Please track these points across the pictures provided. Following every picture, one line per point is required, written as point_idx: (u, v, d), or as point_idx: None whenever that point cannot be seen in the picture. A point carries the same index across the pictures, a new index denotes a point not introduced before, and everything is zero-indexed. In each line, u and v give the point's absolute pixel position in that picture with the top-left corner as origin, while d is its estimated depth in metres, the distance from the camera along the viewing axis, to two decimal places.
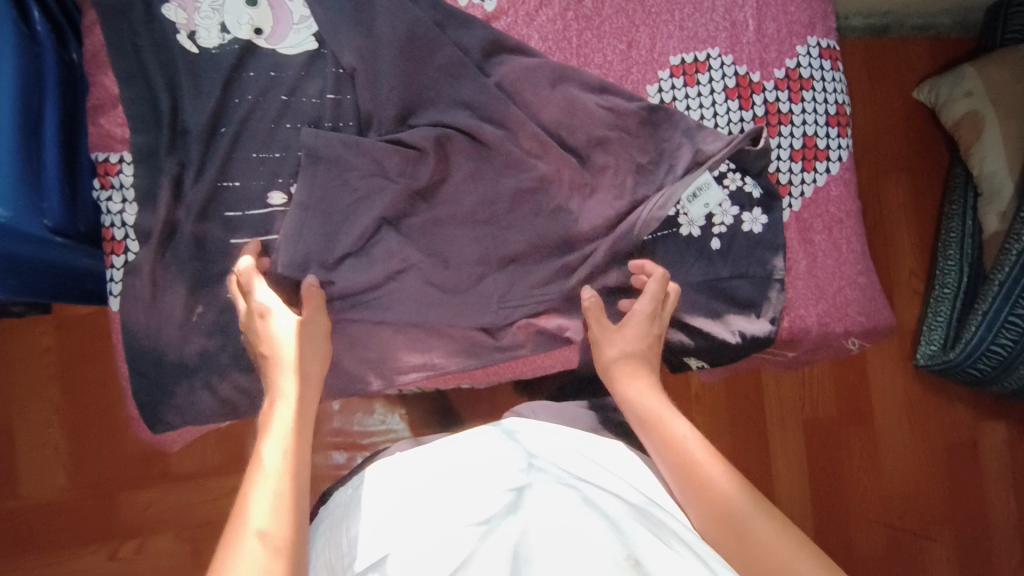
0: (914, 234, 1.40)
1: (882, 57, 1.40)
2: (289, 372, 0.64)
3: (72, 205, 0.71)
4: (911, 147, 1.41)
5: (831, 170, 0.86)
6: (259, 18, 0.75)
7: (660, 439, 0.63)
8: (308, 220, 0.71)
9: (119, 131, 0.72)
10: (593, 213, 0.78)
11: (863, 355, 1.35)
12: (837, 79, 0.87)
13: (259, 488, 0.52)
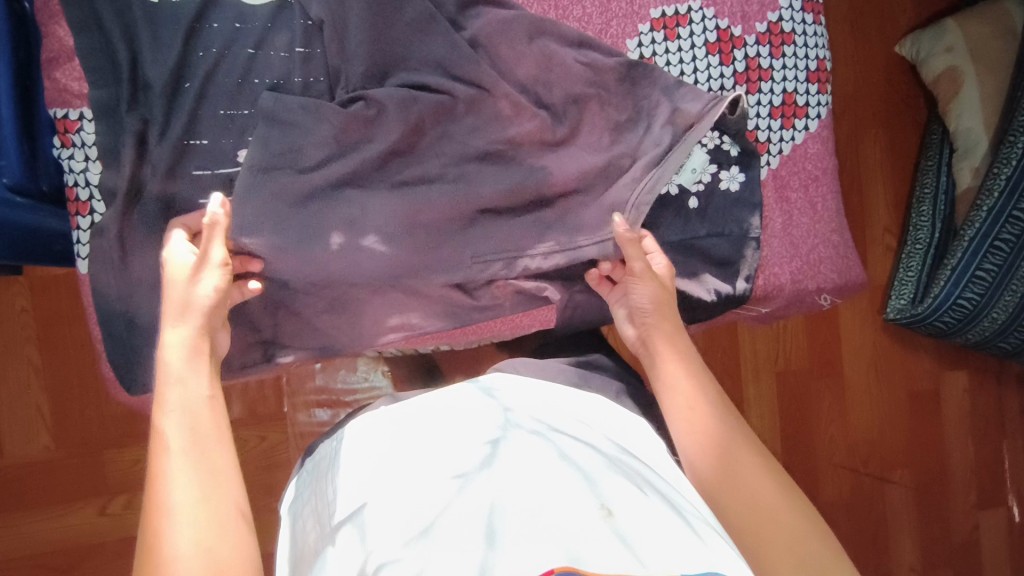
0: (889, 191, 1.42)
1: (866, 9, 1.38)
2: (180, 317, 0.61)
3: (34, 163, 0.69)
4: (890, 103, 1.41)
5: (809, 128, 0.86)
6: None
7: (667, 387, 0.70)
8: (255, 181, 0.68)
9: (76, 85, 0.69)
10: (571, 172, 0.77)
11: (835, 309, 1.38)
12: (817, 34, 0.86)
13: (171, 460, 0.53)
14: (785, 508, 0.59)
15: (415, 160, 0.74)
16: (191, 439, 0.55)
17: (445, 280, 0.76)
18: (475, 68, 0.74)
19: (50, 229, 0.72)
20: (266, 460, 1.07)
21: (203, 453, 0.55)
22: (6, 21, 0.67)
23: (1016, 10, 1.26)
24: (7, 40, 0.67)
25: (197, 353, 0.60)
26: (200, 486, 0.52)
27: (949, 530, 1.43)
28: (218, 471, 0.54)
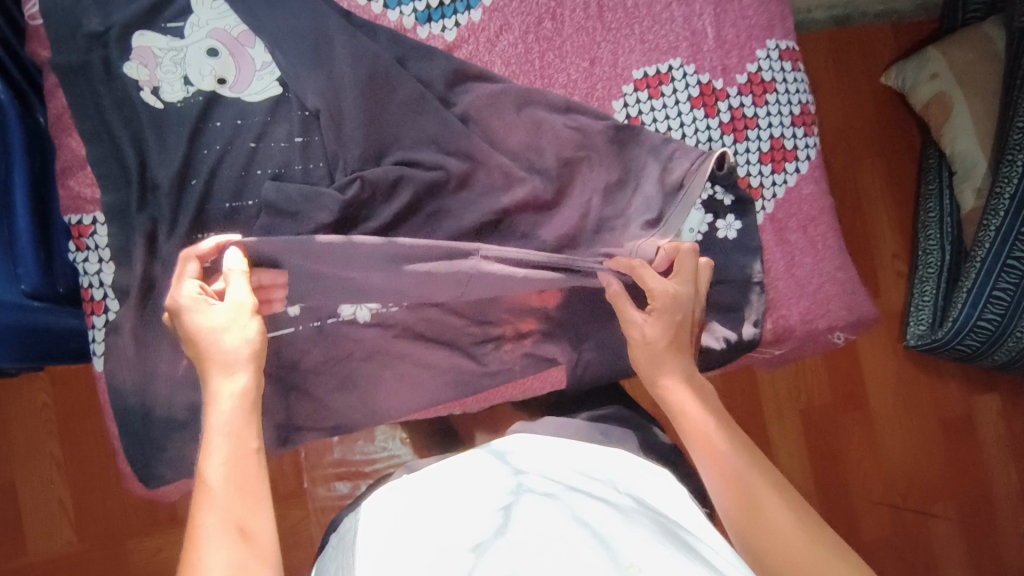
0: (892, 219, 1.42)
1: (848, 45, 1.42)
2: (231, 369, 0.58)
3: (50, 268, 0.72)
4: (882, 132, 1.43)
5: (801, 170, 0.87)
6: (222, 68, 0.76)
7: (688, 426, 0.67)
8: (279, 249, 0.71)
9: (89, 191, 0.72)
10: (568, 234, 0.78)
11: (854, 344, 1.36)
12: (798, 79, 0.89)
13: (209, 518, 0.50)
14: (830, 543, 0.55)
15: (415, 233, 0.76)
16: (233, 498, 0.52)
17: (452, 348, 0.78)
18: (466, 141, 0.77)
19: (66, 328, 0.75)
20: (289, 540, 1.05)
21: (245, 514, 0.51)
22: (20, 138, 0.73)
23: (997, 34, 1.28)
24: (23, 159, 0.72)
25: (244, 405, 0.57)
26: (240, 553, 0.49)
27: (1003, 564, 1.35)
28: (257, 539, 0.50)
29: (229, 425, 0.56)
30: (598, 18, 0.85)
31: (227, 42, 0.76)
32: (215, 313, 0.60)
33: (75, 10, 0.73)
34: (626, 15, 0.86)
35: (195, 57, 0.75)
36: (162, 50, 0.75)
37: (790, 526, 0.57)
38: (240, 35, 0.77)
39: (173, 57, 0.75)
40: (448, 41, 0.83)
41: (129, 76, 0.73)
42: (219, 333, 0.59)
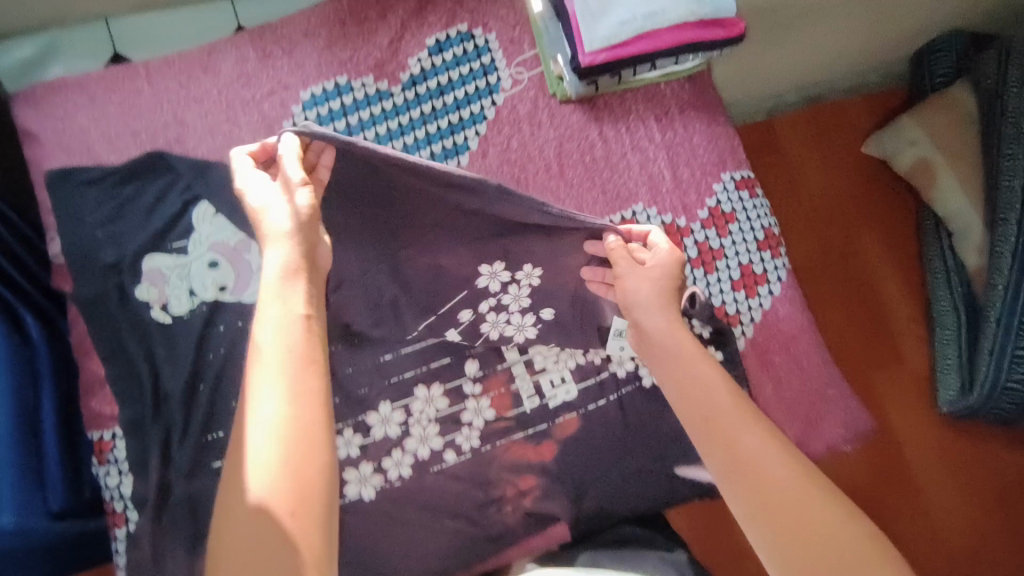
0: (902, 286, 1.43)
1: (825, 123, 1.49)
2: (284, 241, 0.57)
3: (77, 483, 0.79)
4: (874, 198, 1.47)
5: (774, 291, 0.90)
6: (222, 276, 0.83)
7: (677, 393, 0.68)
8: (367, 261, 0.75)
9: (108, 409, 0.79)
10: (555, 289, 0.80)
11: (886, 417, 1.34)
12: (758, 205, 0.93)
13: (262, 380, 0.51)
14: (810, 484, 0.60)
15: (410, 404, 0.82)
16: (286, 354, 0.53)
17: (456, 517, 0.80)
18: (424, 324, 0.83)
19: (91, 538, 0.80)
20: None
21: (294, 367, 0.52)
22: (49, 367, 0.81)
23: (967, 98, 1.31)
24: (51, 385, 0.80)
25: (294, 275, 0.56)
26: (294, 411, 0.51)
27: None
28: (311, 409, 0.52)
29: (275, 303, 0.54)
30: (560, 176, 0.92)
31: (226, 252, 0.84)
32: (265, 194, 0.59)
33: (92, 247, 0.82)
34: (585, 170, 0.92)
35: (198, 271, 0.83)
36: (168, 268, 0.83)
37: (768, 454, 0.61)
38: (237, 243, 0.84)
39: (179, 273, 0.82)
40: None
41: (141, 295, 0.81)
42: (269, 208, 0.58)
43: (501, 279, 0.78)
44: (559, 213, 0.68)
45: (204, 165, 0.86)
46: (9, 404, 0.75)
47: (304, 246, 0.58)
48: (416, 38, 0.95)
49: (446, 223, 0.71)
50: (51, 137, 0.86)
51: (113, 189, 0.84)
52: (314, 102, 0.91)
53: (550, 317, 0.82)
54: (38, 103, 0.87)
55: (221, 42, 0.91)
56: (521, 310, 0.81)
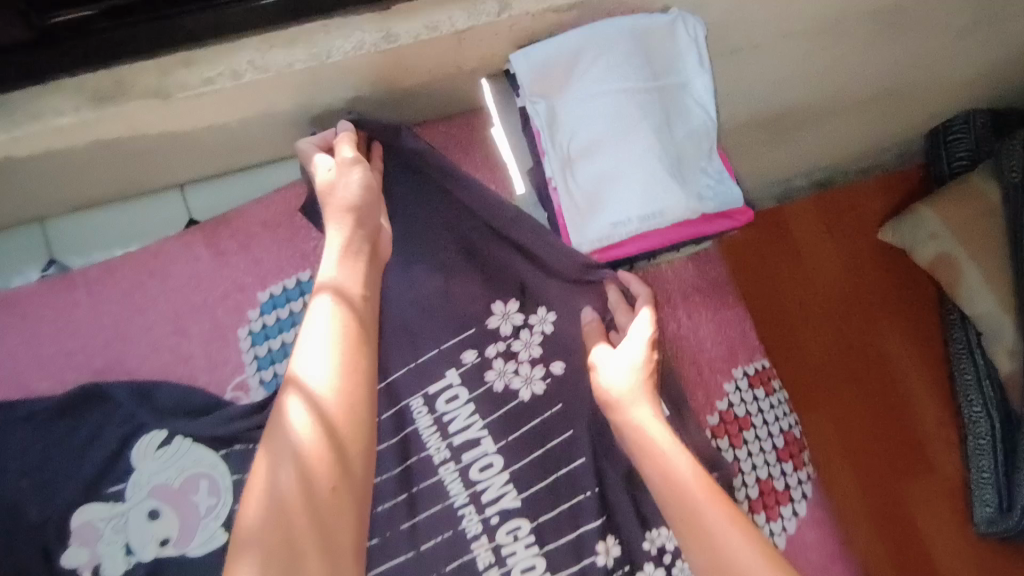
0: (933, 392, 1.22)
1: (834, 205, 1.26)
2: (349, 247, 0.61)
3: None
4: (892, 287, 1.26)
5: (798, 509, 0.80)
6: (164, 527, 0.73)
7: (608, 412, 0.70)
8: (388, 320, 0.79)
9: None
10: (567, 337, 0.78)
11: (920, 533, 1.17)
12: (775, 403, 0.83)
13: (312, 368, 0.53)
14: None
15: (409, 405, 0.78)
16: (332, 387, 0.52)
17: None
18: (415, 436, 0.78)
19: None
20: None
21: (345, 376, 0.53)
22: None
23: (990, 186, 1.09)
24: None
25: (352, 275, 0.59)
26: (317, 456, 0.50)
27: None
28: (335, 464, 0.51)
29: (337, 339, 0.55)
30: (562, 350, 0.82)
31: (169, 496, 0.74)
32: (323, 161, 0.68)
33: (19, 498, 0.73)
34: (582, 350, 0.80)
35: (136, 521, 0.73)
36: (103, 520, 0.73)
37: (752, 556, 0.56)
38: (182, 484, 0.74)
39: (114, 525, 0.73)
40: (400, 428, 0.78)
41: (72, 554, 0.72)
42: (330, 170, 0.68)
43: (513, 322, 0.79)
44: (580, 257, 0.75)
45: (149, 390, 0.77)
46: None
47: (362, 231, 0.63)
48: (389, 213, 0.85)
49: (478, 261, 0.79)
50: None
51: (44, 425, 0.75)
52: (273, 304, 0.82)
53: (559, 372, 0.78)
54: None
55: (169, 240, 0.82)
56: (530, 361, 0.78)
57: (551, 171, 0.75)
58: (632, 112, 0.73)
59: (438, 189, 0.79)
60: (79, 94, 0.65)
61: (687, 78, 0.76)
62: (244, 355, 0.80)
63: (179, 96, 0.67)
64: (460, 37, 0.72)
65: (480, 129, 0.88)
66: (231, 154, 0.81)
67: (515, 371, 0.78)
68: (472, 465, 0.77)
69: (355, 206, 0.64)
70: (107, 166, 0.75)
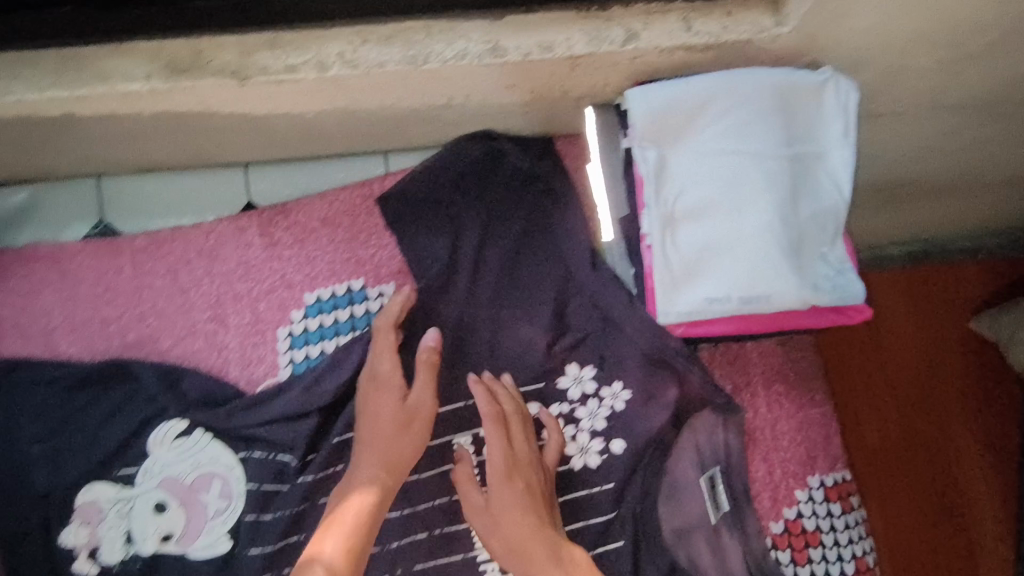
0: (999, 512, 1.02)
1: (924, 281, 1.07)
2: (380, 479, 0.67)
3: None
4: (976, 380, 1.05)
5: None
6: (169, 522, 0.70)
7: (499, 508, 0.67)
8: (465, 357, 0.75)
9: None
10: (636, 419, 0.72)
11: None
12: (853, 524, 0.72)
13: None
14: None
15: (456, 441, 0.73)
16: None
17: None
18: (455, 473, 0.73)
19: None
20: None
21: None
22: None
23: None
24: None
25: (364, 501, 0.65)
26: None
27: None
28: None
29: None
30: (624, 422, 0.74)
31: (177, 491, 0.70)
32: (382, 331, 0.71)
33: (29, 467, 0.70)
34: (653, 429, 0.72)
35: (140, 512, 0.70)
36: (109, 501, 0.70)
37: None
38: (193, 480, 0.71)
39: (118, 510, 0.70)
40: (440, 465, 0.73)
41: (75, 530, 0.69)
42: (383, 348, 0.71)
43: (583, 388, 0.74)
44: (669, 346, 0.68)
45: (177, 376, 0.73)
46: None
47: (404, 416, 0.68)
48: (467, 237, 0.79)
49: (566, 315, 0.75)
50: (9, 318, 0.73)
51: (65, 395, 0.71)
52: (319, 309, 0.75)
53: (619, 452, 0.72)
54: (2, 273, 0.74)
55: (223, 221, 0.76)
56: (593, 431, 0.73)
57: (649, 228, 0.66)
58: (754, 178, 0.63)
59: (552, 241, 0.77)
60: (153, 61, 0.59)
61: (824, 148, 0.66)
62: (279, 357, 0.74)
63: (257, 79, 0.61)
64: (574, 62, 0.65)
65: (571, 161, 0.81)
66: (303, 143, 0.75)
67: (573, 437, 0.73)
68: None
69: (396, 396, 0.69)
70: (173, 136, 0.70)
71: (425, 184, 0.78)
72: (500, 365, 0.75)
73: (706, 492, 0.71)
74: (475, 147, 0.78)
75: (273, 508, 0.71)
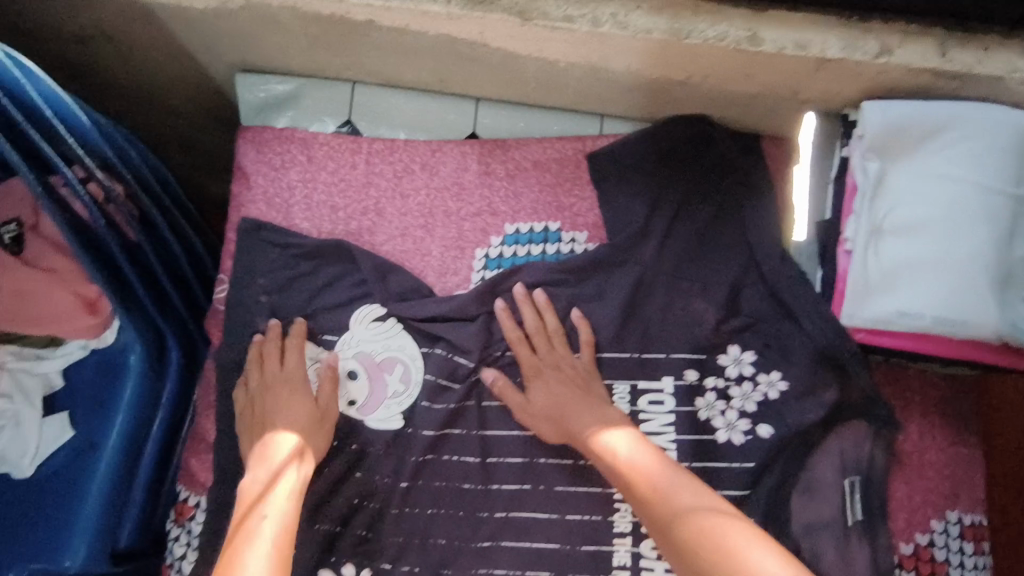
0: None
1: None
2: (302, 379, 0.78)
3: (148, 520, 0.78)
4: None
5: None
6: (356, 390, 0.80)
7: (582, 424, 0.74)
8: (638, 317, 0.81)
9: (203, 476, 0.79)
10: (789, 409, 0.76)
11: None
12: (982, 566, 0.75)
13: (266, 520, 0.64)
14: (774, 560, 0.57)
15: (612, 387, 0.80)
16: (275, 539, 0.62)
17: None
18: None
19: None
20: None
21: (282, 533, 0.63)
22: (169, 403, 0.79)
23: None
24: (167, 415, 0.79)
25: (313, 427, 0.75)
26: None
27: None
28: None
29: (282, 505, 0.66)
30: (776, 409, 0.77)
31: (368, 365, 0.80)
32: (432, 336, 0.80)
33: (251, 317, 0.82)
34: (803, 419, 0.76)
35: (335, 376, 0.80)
36: (310, 358, 0.80)
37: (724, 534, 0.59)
38: (383, 360, 0.80)
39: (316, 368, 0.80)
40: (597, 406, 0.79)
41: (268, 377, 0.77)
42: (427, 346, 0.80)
43: (741, 370, 0.79)
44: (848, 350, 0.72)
45: (387, 269, 0.82)
46: (123, 432, 0.74)
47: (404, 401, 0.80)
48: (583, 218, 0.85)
49: (740, 299, 0.80)
50: (259, 187, 0.86)
51: (292, 261, 0.83)
52: (517, 239, 0.83)
53: (765, 436, 0.77)
54: (262, 147, 0.86)
55: (449, 143, 0.85)
56: (742, 411, 0.78)
57: (852, 235, 0.71)
58: (975, 210, 0.65)
59: (742, 228, 0.81)
60: None
61: None
62: (473, 274, 0.83)
63: (537, 23, 0.68)
64: (823, 64, 0.69)
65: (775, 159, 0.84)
66: (537, 90, 0.82)
67: (723, 412, 0.78)
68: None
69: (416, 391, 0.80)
70: (436, 59, 0.78)
71: (638, 151, 0.83)
72: (667, 330, 0.81)
73: (844, 496, 0.75)
74: (688, 124, 0.82)
75: (443, 401, 0.79)
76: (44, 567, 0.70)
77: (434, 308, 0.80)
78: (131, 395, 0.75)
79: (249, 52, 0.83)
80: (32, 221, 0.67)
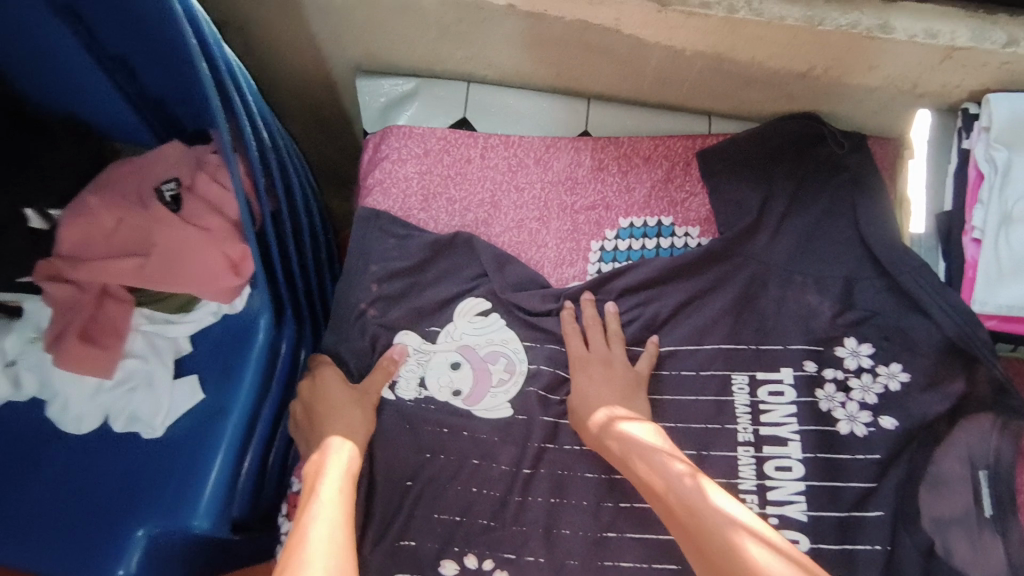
0: None
1: None
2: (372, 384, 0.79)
3: (258, 491, 0.76)
4: None
5: None
6: (459, 380, 0.80)
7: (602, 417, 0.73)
8: (755, 307, 0.81)
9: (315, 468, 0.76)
10: (912, 400, 0.76)
11: None
12: None
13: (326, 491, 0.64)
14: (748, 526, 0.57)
15: (731, 378, 0.80)
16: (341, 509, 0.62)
17: None
18: (728, 407, 0.79)
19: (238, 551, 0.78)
20: None
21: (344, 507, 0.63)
22: (287, 369, 0.79)
23: None
24: (283, 381, 0.78)
25: None
26: (337, 545, 0.57)
27: None
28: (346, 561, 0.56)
29: (338, 482, 0.66)
30: (899, 401, 0.76)
31: (472, 358, 0.81)
32: (499, 334, 0.82)
33: (364, 304, 0.82)
34: (931, 410, 0.75)
35: (437, 364, 0.81)
36: (413, 349, 0.81)
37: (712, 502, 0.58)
38: (485, 353, 0.81)
39: (420, 357, 0.81)
40: (719, 395, 0.79)
41: (376, 366, 0.80)
42: (494, 343, 0.81)
43: (860, 362, 0.78)
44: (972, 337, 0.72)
45: (504, 259, 0.84)
46: (248, 393, 0.73)
47: (462, 393, 0.80)
48: (684, 212, 0.87)
49: (858, 288, 0.79)
50: (377, 180, 0.89)
51: (407, 249, 0.84)
52: (631, 233, 0.86)
53: (889, 428, 0.76)
54: (380, 146, 0.91)
55: (563, 139, 0.89)
56: (862, 403, 0.77)
57: (982, 222, 0.72)
58: None
59: (852, 220, 0.81)
60: None
61: None
62: (589, 266, 0.87)
63: (674, 7, 0.71)
64: (950, 53, 0.71)
65: (884, 154, 0.86)
66: (654, 82, 0.86)
67: (843, 404, 0.78)
68: (771, 460, 0.77)
69: (473, 382, 0.80)
70: (563, 47, 0.82)
71: (750, 145, 0.85)
72: (783, 323, 0.80)
73: (975, 489, 0.73)
74: (796, 118, 0.85)
75: (559, 393, 0.80)
76: (171, 528, 0.68)
77: (549, 303, 0.82)
78: (258, 356, 0.74)
79: (376, 42, 0.86)
80: (189, 183, 0.72)
